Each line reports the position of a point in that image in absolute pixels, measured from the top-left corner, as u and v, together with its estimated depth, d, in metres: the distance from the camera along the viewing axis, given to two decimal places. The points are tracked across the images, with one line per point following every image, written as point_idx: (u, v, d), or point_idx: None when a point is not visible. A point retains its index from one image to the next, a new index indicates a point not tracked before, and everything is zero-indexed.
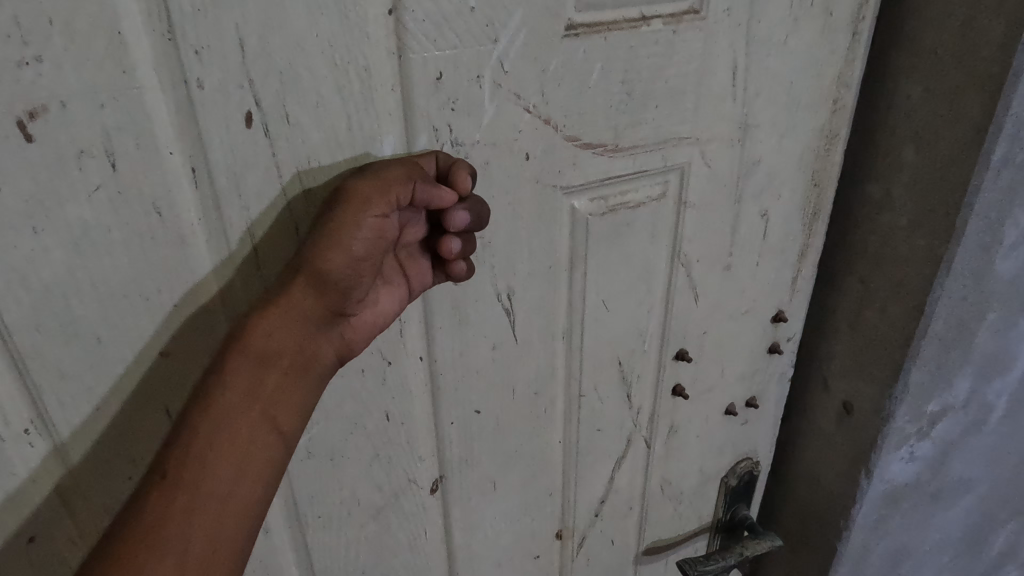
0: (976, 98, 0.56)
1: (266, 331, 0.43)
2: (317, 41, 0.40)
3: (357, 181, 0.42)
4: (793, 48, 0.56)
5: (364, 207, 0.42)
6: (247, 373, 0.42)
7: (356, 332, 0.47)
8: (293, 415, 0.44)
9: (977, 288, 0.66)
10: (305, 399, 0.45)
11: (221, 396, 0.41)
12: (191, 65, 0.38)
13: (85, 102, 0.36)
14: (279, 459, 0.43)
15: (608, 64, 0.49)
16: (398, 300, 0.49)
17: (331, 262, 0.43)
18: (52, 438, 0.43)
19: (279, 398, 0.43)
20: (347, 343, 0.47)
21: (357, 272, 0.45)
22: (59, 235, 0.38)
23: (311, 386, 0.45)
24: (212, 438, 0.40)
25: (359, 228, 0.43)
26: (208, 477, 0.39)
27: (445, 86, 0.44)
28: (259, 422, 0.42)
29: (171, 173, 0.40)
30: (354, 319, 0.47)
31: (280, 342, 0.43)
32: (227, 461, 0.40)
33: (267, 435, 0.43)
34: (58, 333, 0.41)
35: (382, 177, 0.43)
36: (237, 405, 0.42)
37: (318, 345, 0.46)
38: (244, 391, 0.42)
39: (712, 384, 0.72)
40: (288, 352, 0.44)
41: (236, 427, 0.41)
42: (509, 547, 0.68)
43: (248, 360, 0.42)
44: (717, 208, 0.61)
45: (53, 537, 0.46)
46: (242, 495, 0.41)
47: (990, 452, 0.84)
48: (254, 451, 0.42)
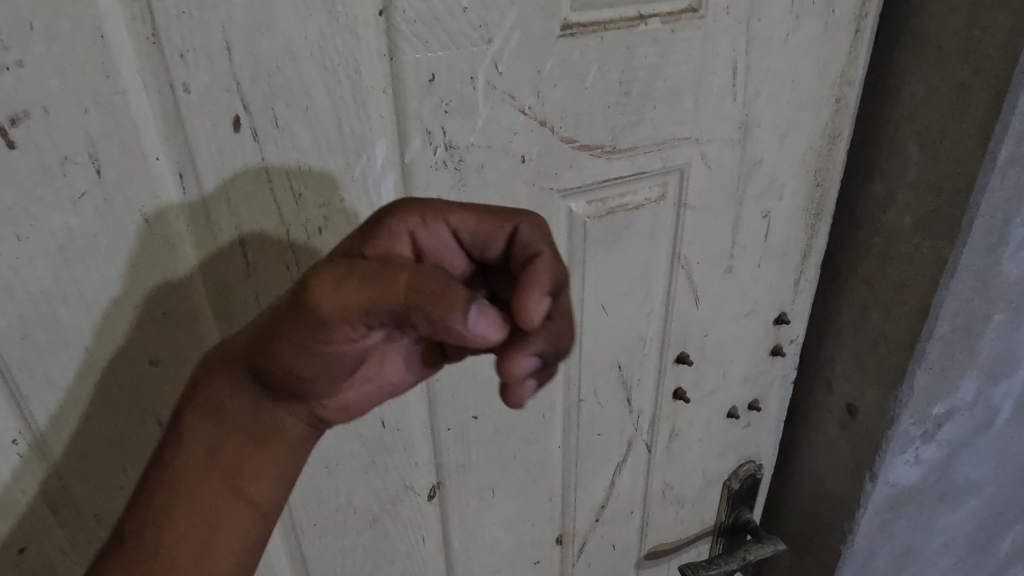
0: (982, 96, 0.55)
1: (219, 397, 0.41)
2: (306, 43, 0.39)
3: (323, 294, 0.35)
4: (794, 47, 0.55)
5: (324, 328, 0.36)
6: (209, 437, 0.42)
7: (333, 409, 0.44)
8: (260, 484, 0.43)
9: (983, 289, 0.65)
10: (276, 466, 0.44)
11: (181, 461, 0.41)
12: (177, 68, 0.37)
13: (68, 108, 0.36)
14: (249, 529, 0.43)
15: (604, 64, 0.48)
16: (404, 363, 0.46)
17: (288, 364, 0.39)
18: (41, 449, 0.42)
19: (249, 463, 0.43)
20: (322, 418, 0.44)
21: (327, 370, 0.41)
22: (44, 244, 0.38)
23: (281, 452, 0.44)
24: (173, 504, 0.41)
25: (317, 344, 0.38)
26: (166, 543, 0.41)
27: (438, 88, 0.44)
28: (222, 490, 0.42)
29: (158, 179, 0.39)
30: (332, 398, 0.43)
31: (238, 413, 0.42)
32: (189, 530, 0.41)
33: (238, 504, 0.43)
34: (46, 343, 0.40)
35: (363, 297, 0.35)
36: (200, 468, 0.42)
37: (285, 420, 0.43)
38: (203, 456, 0.42)
39: (713, 387, 0.71)
40: (250, 422, 0.43)
41: (196, 492, 0.42)
42: (509, 552, 0.68)
43: (205, 423, 0.42)
44: (717, 210, 0.60)
45: (45, 546, 0.45)
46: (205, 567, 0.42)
47: (997, 454, 0.82)
48: (216, 518, 0.42)
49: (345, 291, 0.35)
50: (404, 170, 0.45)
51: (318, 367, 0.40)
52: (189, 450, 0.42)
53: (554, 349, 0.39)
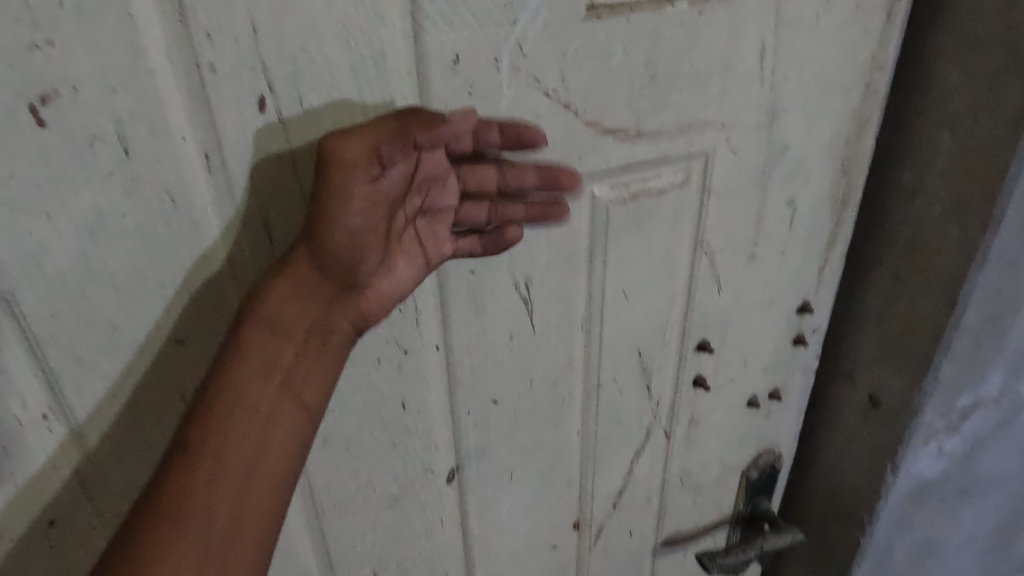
0: (1018, 81, 0.53)
1: (275, 305, 0.42)
2: (331, 23, 0.39)
3: (339, 144, 0.40)
4: (824, 30, 0.54)
5: (350, 171, 0.40)
6: (264, 347, 0.42)
7: (372, 303, 0.45)
8: (315, 389, 0.44)
9: (1014, 280, 0.64)
10: (322, 369, 0.44)
11: (239, 373, 0.41)
12: (204, 49, 0.37)
13: (97, 87, 0.36)
14: (300, 436, 0.43)
15: (630, 46, 0.48)
16: (416, 266, 0.46)
17: (328, 235, 0.42)
18: (70, 424, 0.43)
19: (301, 369, 0.43)
20: (364, 314, 0.45)
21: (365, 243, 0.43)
22: (73, 223, 0.38)
23: (327, 358, 0.44)
24: (233, 411, 0.41)
25: (351, 200, 0.41)
26: (228, 451, 0.40)
27: (462, 69, 0.43)
28: (281, 398, 0.42)
29: (184, 159, 0.39)
30: (372, 290, 0.45)
31: (294, 312, 0.43)
32: (248, 439, 0.41)
33: (292, 410, 0.43)
34: (75, 321, 0.41)
35: (370, 136, 0.40)
36: (256, 378, 0.42)
37: (332, 317, 0.44)
38: (261, 364, 0.42)
39: (734, 375, 0.71)
40: (301, 329, 0.43)
41: (256, 401, 0.41)
42: (526, 536, 0.68)
43: (262, 336, 0.42)
44: (742, 196, 0.59)
45: (75, 522, 0.46)
46: (267, 474, 0.41)
47: (1023, 448, 0.81)
48: (276, 426, 0.42)
49: (353, 138, 0.40)
50: None
51: (353, 233, 0.42)
52: (245, 359, 0.41)
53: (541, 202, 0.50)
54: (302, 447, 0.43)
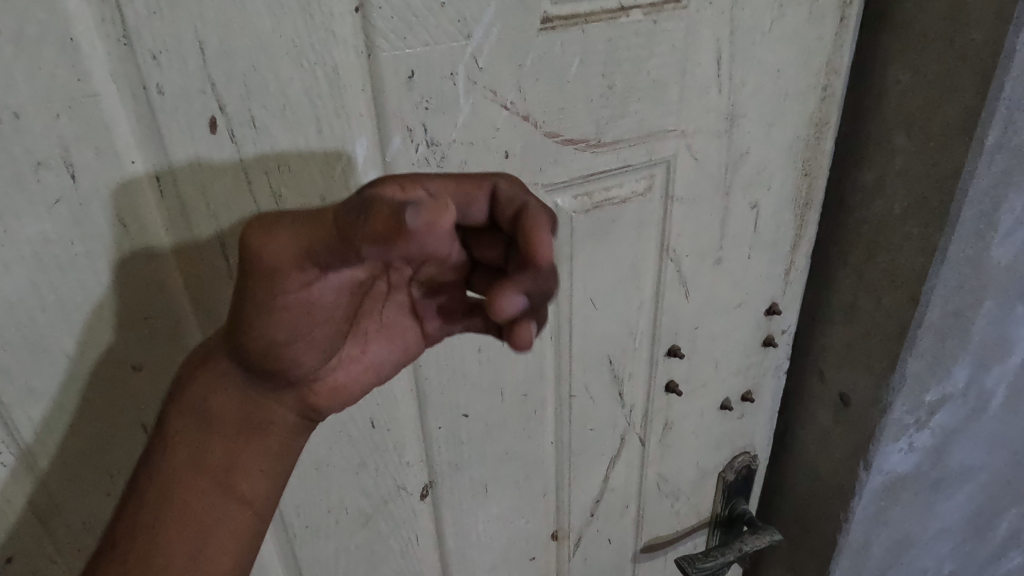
0: (968, 82, 0.55)
1: (201, 395, 0.41)
2: (282, 42, 0.39)
3: (263, 245, 0.36)
4: (778, 36, 0.55)
5: (272, 279, 0.37)
6: (193, 439, 0.42)
7: (321, 395, 0.44)
8: (253, 479, 0.44)
9: (974, 276, 0.65)
10: (263, 459, 0.44)
11: (170, 468, 0.41)
12: (150, 70, 0.37)
13: (40, 112, 0.35)
14: (241, 524, 0.43)
15: (587, 57, 0.48)
16: (393, 348, 0.45)
17: (253, 337, 0.39)
18: (25, 458, 0.42)
19: (237, 463, 0.43)
20: (312, 405, 0.44)
21: (300, 346, 0.41)
22: (20, 251, 0.37)
23: (270, 448, 0.44)
24: (163, 509, 0.41)
25: (278, 310, 0.38)
26: (161, 549, 0.41)
27: (417, 84, 0.43)
28: (214, 491, 0.42)
29: (134, 182, 0.39)
30: (323, 381, 0.44)
31: (223, 405, 0.42)
32: (183, 536, 0.41)
33: (230, 505, 0.43)
34: (26, 351, 0.40)
35: (301, 237, 0.35)
36: (187, 475, 0.42)
37: (267, 407, 0.43)
38: (190, 458, 0.42)
39: (706, 379, 0.71)
40: (234, 419, 0.43)
41: (187, 496, 0.42)
42: (504, 549, 0.67)
43: (190, 428, 0.42)
44: (705, 201, 0.60)
45: (33, 557, 0.45)
46: (207, 574, 0.42)
47: (991, 439, 0.83)
48: (212, 522, 0.42)
49: (279, 237, 0.36)
50: (386, 168, 0.45)
51: (286, 340, 0.40)
52: (173, 455, 0.41)
53: (541, 289, 0.37)
54: (247, 541, 0.44)
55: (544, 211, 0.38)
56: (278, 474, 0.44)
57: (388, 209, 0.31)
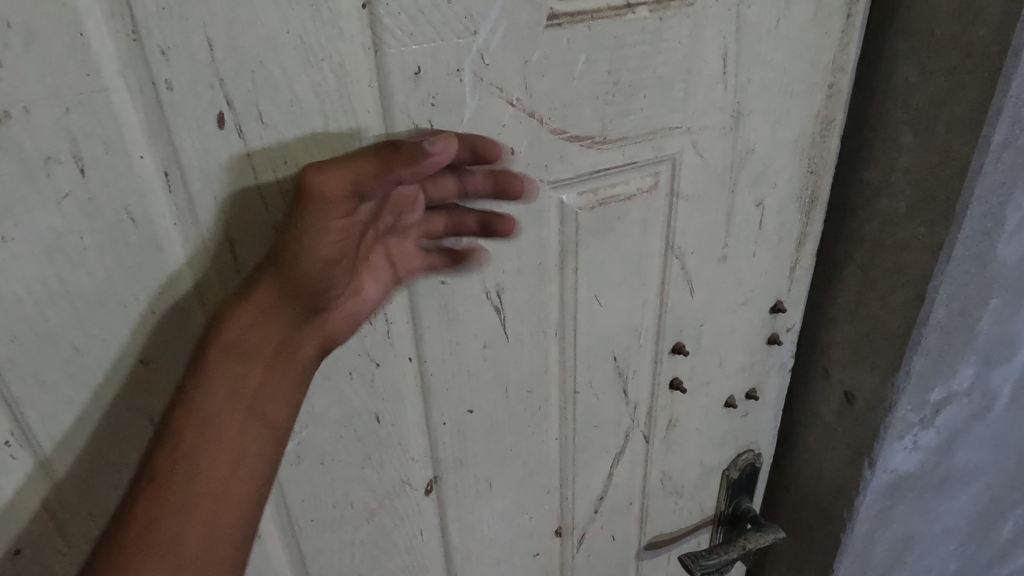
0: (975, 80, 0.54)
1: (244, 325, 0.42)
2: (289, 37, 0.39)
3: (318, 179, 0.39)
4: (785, 33, 0.55)
5: (323, 209, 0.40)
6: (232, 368, 0.43)
7: (338, 324, 0.46)
8: (282, 407, 0.45)
9: (980, 274, 0.65)
10: (290, 388, 0.45)
11: (207, 398, 0.42)
12: (159, 66, 0.37)
13: (50, 107, 0.36)
14: (269, 451, 0.44)
15: (593, 54, 0.48)
16: (381, 285, 0.48)
17: (299, 261, 0.42)
18: (34, 451, 0.42)
19: (267, 391, 0.44)
20: (330, 335, 0.46)
21: (336, 270, 0.44)
22: (30, 245, 0.38)
23: (293, 378, 0.45)
24: (199, 437, 0.41)
25: (324, 234, 0.41)
26: (198, 473, 0.41)
27: (424, 81, 0.43)
28: (247, 418, 0.43)
29: (143, 177, 0.39)
30: (337, 310, 0.46)
31: (258, 334, 0.43)
32: (216, 461, 0.42)
33: (260, 431, 0.44)
34: (35, 344, 0.40)
35: (350, 173, 0.39)
36: (224, 403, 0.43)
37: (297, 336, 0.45)
38: (226, 388, 0.43)
39: (710, 376, 0.71)
40: (267, 347, 0.44)
41: (220, 419, 0.42)
42: (508, 545, 0.68)
43: (226, 361, 0.42)
44: (710, 199, 0.60)
45: (41, 549, 0.45)
46: (238, 502, 0.42)
47: (996, 438, 0.82)
48: (246, 448, 0.43)
49: (331, 175, 0.39)
50: None
51: (325, 262, 0.43)
52: (215, 382, 0.42)
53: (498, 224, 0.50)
54: (269, 475, 0.44)
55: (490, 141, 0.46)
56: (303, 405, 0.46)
57: (410, 145, 0.39)
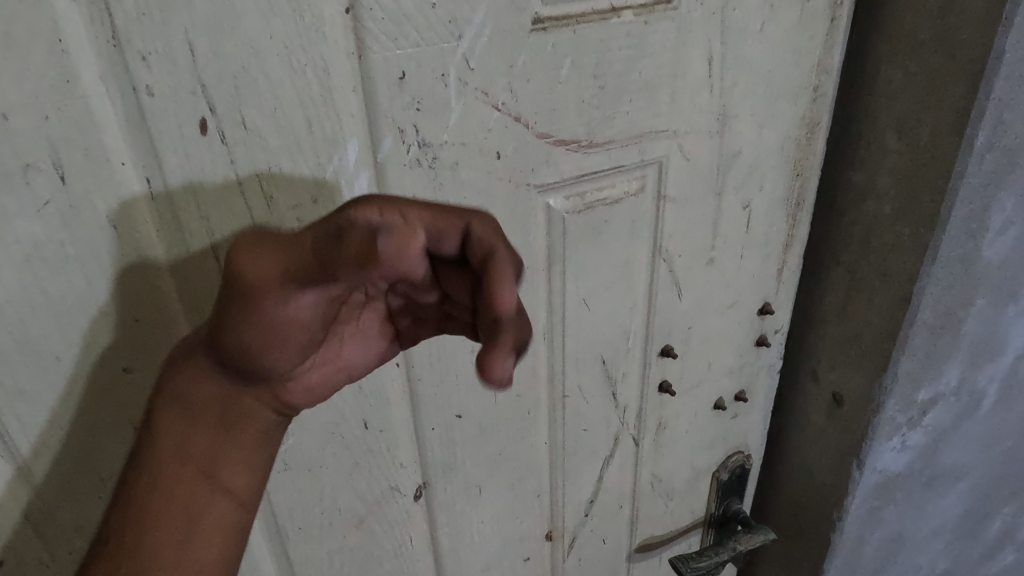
0: (958, 82, 0.55)
1: (185, 387, 0.41)
2: (272, 43, 0.39)
3: (244, 262, 0.36)
4: (769, 37, 0.55)
5: (257, 295, 0.37)
6: (177, 434, 0.42)
7: (297, 392, 0.44)
8: (238, 472, 0.44)
9: (965, 275, 0.65)
10: (246, 450, 0.44)
11: (156, 466, 0.42)
12: (140, 72, 0.37)
13: (28, 114, 0.35)
14: (228, 518, 0.44)
15: (578, 58, 0.48)
16: (369, 350, 0.45)
17: (234, 337, 0.39)
18: (16, 461, 0.42)
19: (220, 454, 0.43)
20: (286, 402, 0.44)
21: (282, 346, 0.41)
22: (10, 253, 0.37)
23: (248, 442, 0.44)
24: (149, 503, 0.41)
25: (255, 317, 0.38)
26: (149, 542, 0.41)
27: (409, 86, 0.43)
28: (198, 484, 0.43)
29: (124, 184, 0.39)
30: (301, 378, 0.43)
31: (203, 396, 0.42)
32: (170, 529, 0.42)
33: (216, 497, 0.43)
34: (16, 354, 0.39)
35: (281, 261, 0.36)
36: (171, 469, 0.42)
37: (247, 403, 0.43)
38: (174, 451, 0.42)
39: (699, 379, 0.71)
40: (214, 409, 0.43)
41: (171, 487, 0.42)
42: (498, 550, 0.67)
43: (174, 422, 0.42)
44: (697, 202, 0.60)
45: (24, 561, 0.45)
46: (195, 570, 0.42)
47: (984, 437, 0.83)
48: (200, 515, 0.43)
49: (262, 257, 0.36)
50: (377, 169, 0.45)
51: (267, 340, 0.40)
52: (158, 449, 0.42)
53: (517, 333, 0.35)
54: (231, 535, 0.44)
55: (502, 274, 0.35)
56: (259, 465, 0.45)
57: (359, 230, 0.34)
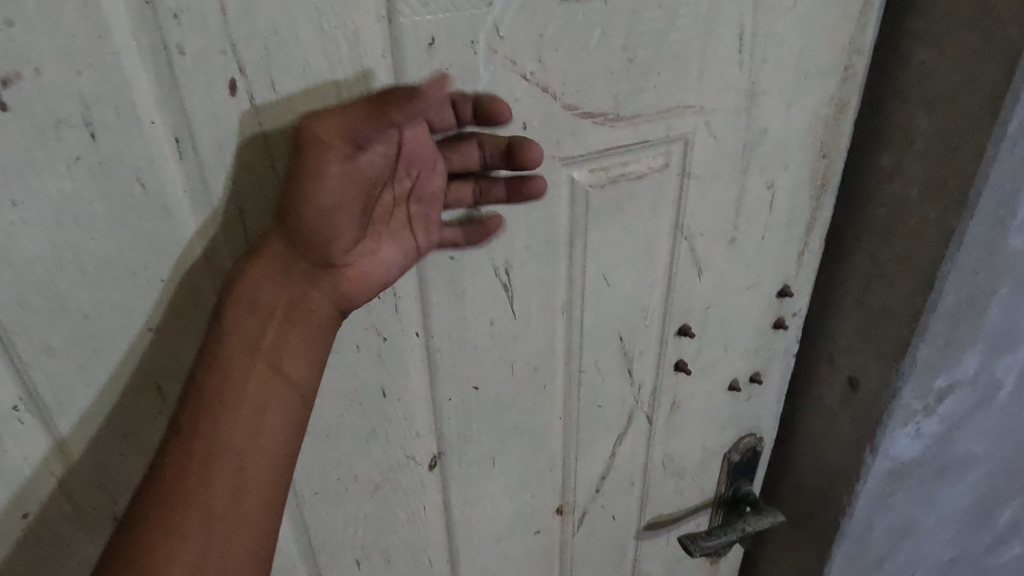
0: (994, 64, 0.54)
1: (251, 288, 0.42)
2: (303, 4, 0.39)
3: (316, 124, 0.39)
4: (802, 13, 0.54)
5: (322, 152, 0.40)
6: (245, 324, 0.42)
7: (354, 281, 0.45)
8: (303, 364, 0.44)
9: (990, 263, 0.65)
10: (309, 342, 0.44)
11: (223, 353, 0.42)
12: (171, 30, 0.36)
13: (60, 70, 0.35)
14: (292, 407, 0.44)
15: (608, 29, 0.47)
16: (403, 250, 0.46)
17: (303, 212, 0.41)
18: (42, 416, 0.43)
19: (285, 346, 0.43)
20: (345, 292, 0.45)
21: (338, 221, 0.43)
22: (40, 208, 0.37)
23: (309, 333, 0.44)
24: (221, 389, 0.42)
25: (325, 182, 0.41)
26: (223, 426, 0.42)
27: (438, 52, 0.43)
28: (265, 373, 0.43)
29: (153, 143, 0.39)
30: (350, 267, 0.45)
31: (272, 288, 0.43)
32: (240, 414, 0.42)
33: (281, 386, 0.43)
34: (45, 309, 0.40)
35: (346, 118, 0.39)
36: (240, 359, 0.42)
37: (309, 294, 0.44)
38: (244, 341, 0.42)
39: (715, 360, 0.71)
40: (282, 301, 0.43)
41: (245, 374, 0.42)
42: (509, 522, 0.68)
43: (243, 313, 0.42)
44: (721, 180, 0.59)
45: (48, 514, 0.46)
46: (264, 452, 0.43)
47: (998, 428, 0.82)
48: (267, 402, 0.43)
49: (328, 119, 0.39)
50: None
51: (332, 210, 0.42)
52: (228, 338, 0.42)
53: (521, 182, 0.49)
54: (293, 433, 0.44)
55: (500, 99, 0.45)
56: (319, 361, 0.45)
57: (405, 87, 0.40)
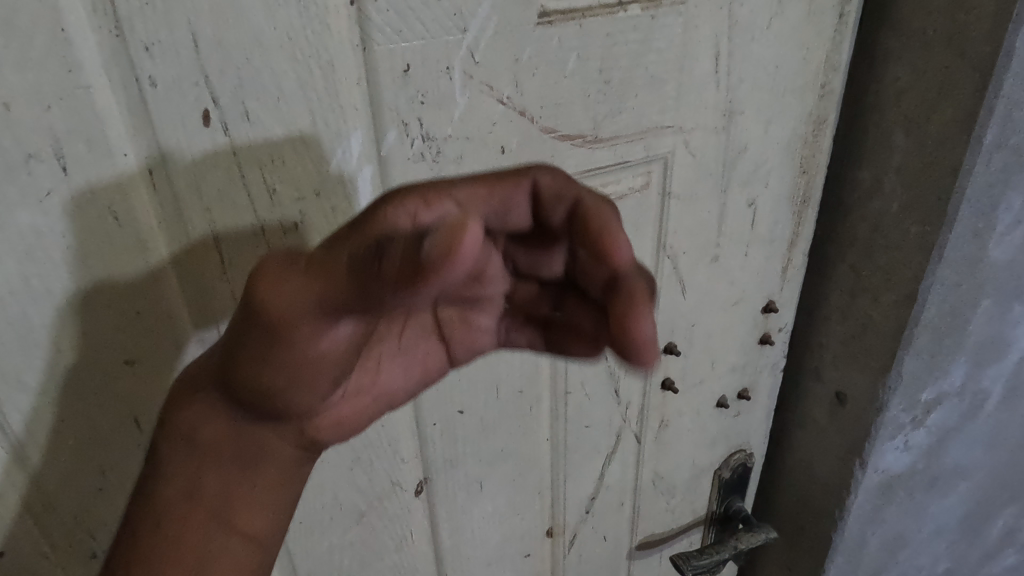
0: (967, 80, 0.54)
1: (192, 427, 0.42)
2: (275, 34, 0.39)
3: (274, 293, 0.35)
4: (776, 32, 0.54)
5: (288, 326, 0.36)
6: (188, 472, 0.43)
7: (324, 427, 0.44)
8: (250, 512, 0.45)
9: (971, 275, 0.65)
10: (258, 489, 0.45)
11: (165, 496, 0.42)
12: (143, 62, 0.36)
13: (31, 104, 0.35)
14: (241, 559, 0.44)
15: (584, 52, 0.48)
16: (422, 366, 0.46)
17: (263, 379, 0.39)
18: (11, 445, 0.42)
19: (231, 491, 0.44)
20: (312, 437, 0.44)
21: (311, 381, 0.41)
22: (10, 243, 0.37)
23: (262, 477, 0.45)
24: (159, 539, 0.42)
25: (290, 351, 0.37)
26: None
27: (413, 79, 0.43)
28: (209, 521, 0.43)
29: (126, 175, 0.39)
30: (324, 414, 0.44)
31: (216, 434, 0.43)
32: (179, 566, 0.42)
33: (227, 536, 0.44)
34: (17, 344, 0.39)
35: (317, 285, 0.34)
36: (181, 502, 0.43)
37: (265, 440, 0.44)
38: (187, 484, 0.43)
39: (702, 376, 0.71)
40: (229, 448, 0.43)
41: (184, 523, 0.42)
42: (499, 545, 0.67)
43: (183, 454, 0.42)
44: (702, 199, 0.59)
45: (26, 550, 0.45)
46: None
47: (987, 438, 0.82)
48: (211, 554, 0.43)
49: (289, 287, 0.34)
50: (380, 163, 0.45)
51: (296, 378, 0.40)
52: (170, 483, 0.42)
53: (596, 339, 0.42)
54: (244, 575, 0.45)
55: (605, 205, 0.38)
56: (273, 505, 0.45)
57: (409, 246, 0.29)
